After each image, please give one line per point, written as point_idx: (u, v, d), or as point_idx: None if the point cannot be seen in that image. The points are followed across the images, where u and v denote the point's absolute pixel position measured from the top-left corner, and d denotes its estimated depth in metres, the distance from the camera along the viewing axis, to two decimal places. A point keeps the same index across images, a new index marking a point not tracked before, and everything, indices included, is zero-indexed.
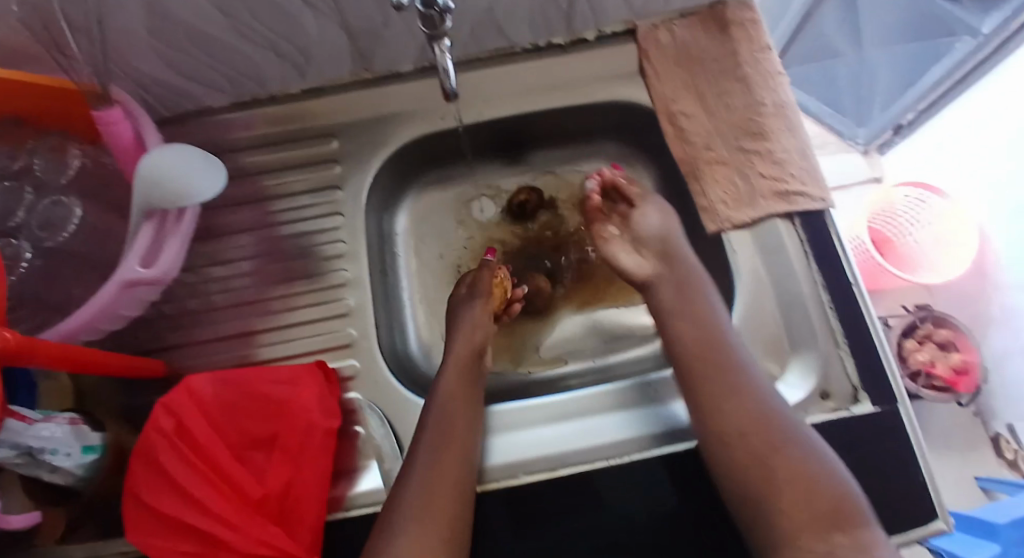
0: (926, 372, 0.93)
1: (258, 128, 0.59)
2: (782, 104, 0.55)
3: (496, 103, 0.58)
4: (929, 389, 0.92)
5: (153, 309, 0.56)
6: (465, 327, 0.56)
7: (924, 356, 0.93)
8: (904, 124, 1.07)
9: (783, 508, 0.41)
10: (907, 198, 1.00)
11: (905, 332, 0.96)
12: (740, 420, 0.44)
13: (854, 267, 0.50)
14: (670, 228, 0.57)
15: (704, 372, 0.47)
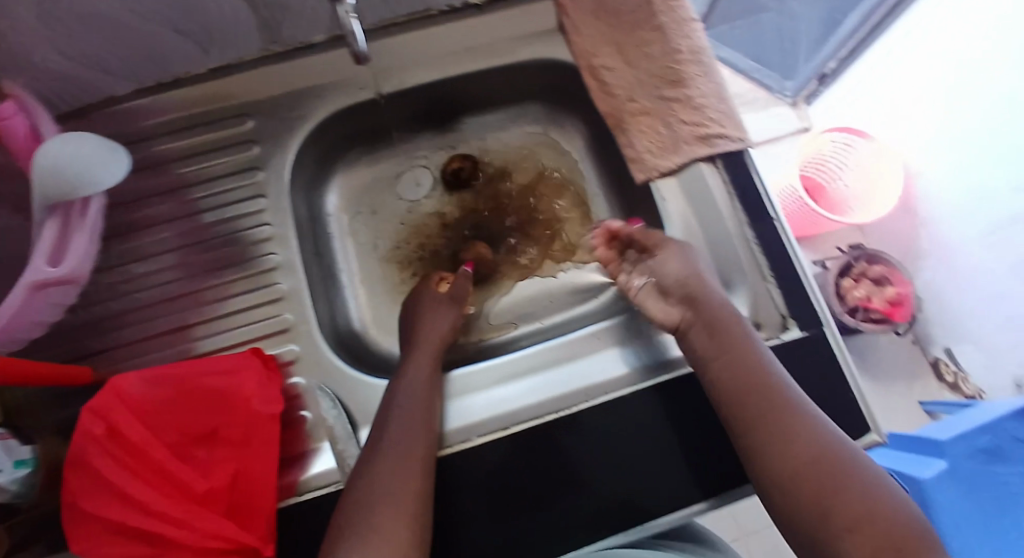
0: (864, 307, 0.98)
1: (167, 114, 0.56)
2: (697, 50, 0.55)
3: (415, 71, 0.56)
4: (867, 323, 0.97)
5: (75, 316, 0.53)
6: (420, 313, 0.57)
7: (860, 292, 0.98)
8: (828, 73, 1.11)
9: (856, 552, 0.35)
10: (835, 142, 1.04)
11: (843, 271, 1.01)
12: (794, 457, 0.39)
13: (777, 207, 0.51)
14: (695, 269, 0.50)
15: (749, 409, 0.42)
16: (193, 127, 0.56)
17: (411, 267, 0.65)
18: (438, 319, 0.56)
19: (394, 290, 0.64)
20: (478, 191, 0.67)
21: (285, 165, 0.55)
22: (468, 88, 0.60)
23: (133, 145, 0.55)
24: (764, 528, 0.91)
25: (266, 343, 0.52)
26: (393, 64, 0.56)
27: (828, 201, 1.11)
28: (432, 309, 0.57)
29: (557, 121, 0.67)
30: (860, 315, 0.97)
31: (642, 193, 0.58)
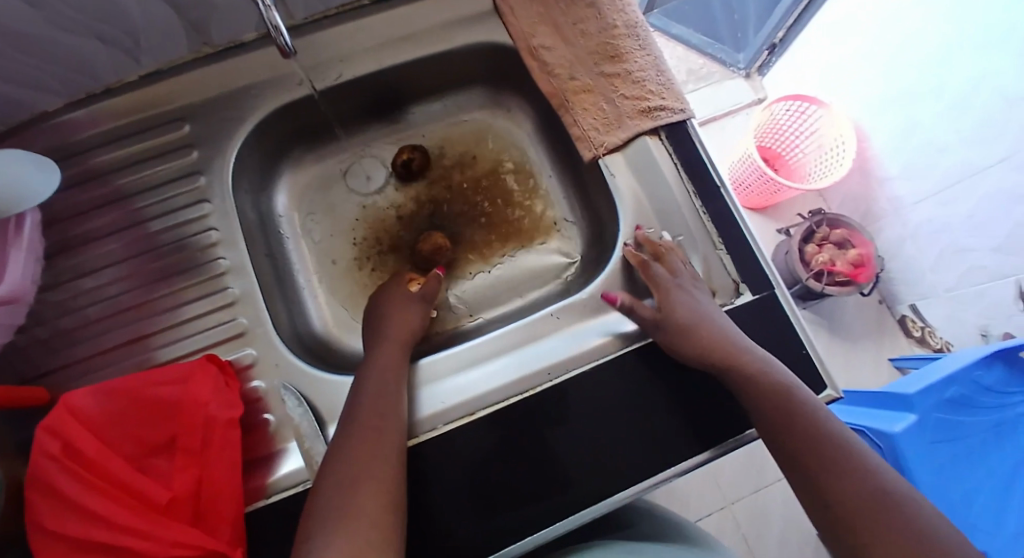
0: (829, 271, 0.98)
1: (101, 125, 0.55)
2: (632, 25, 0.57)
3: (352, 62, 0.56)
4: (833, 286, 0.98)
5: (25, 337, 0.52)
6: (381, 308, 0.57)
7: (824, 256, 0.99)
8: (777, 42, 1.15)
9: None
10: (785, 110, 1.06)
11: (806, 237, 1.03)
12: (846, 488, 0.39)
13: (719, 171, 0.53)
14: (705, 338, 0.46)
15: (806, 459, 0.41)
16: (130, 135, 0.55)
17: (369, 262, 0.64)
18: (400, 309, 0.56)
19: (353, 288, 0.63)
20: (432, 181, 0.67)
21: (227, 166, 0.54)
22: (409, 77, 0.60)
23: (70, 159, 0.54)
24: (748, 494, 0.93)
25: (221, 349, 0.51)
26: (329, 57, 0.56)
27: (787, 169, 1.15)
28: (395, 305, 0.57)
29: (503, 106, 0.67)
30: (826, 279, 0.98)
31: (591, 170, 0.58)
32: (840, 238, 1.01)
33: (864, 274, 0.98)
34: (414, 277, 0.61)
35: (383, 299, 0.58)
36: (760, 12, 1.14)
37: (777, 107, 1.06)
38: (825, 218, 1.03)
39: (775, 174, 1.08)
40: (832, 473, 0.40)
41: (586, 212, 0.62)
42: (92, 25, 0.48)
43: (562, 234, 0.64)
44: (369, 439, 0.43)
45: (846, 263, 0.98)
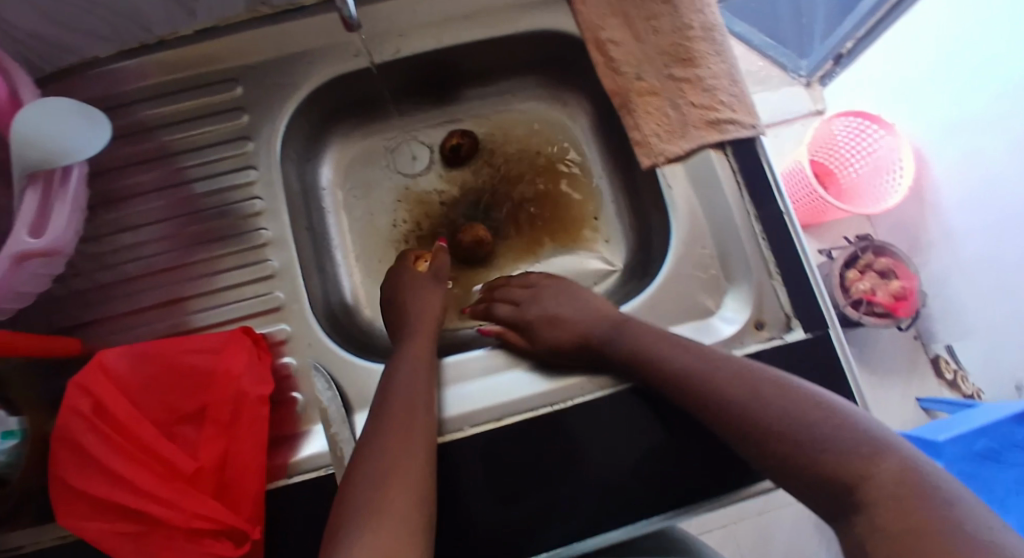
0: (868, 300, 0.96)
1: (151, 79, 0.53)
2: (709, 27, 0.53)
3: (412, 37, 0.53)
4: (869, 316, 0.96)
5: (60, 286, 0.51)
6: (411, 297, 0.55)
7: (865, 284, 0.96)
8: (845, 53, 1.07)
9: (809, 460, 0.35)
10: (845, 127, 1.01)
11: (849, 262, 0.99)
12: (727, 406, 0.40)
13: (784, 195, 0.50)
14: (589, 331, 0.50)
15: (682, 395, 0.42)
16: (181, 92, 0.53)
17: (406, 246, 0.63)
18: (427, 295, 0.56)
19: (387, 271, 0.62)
20: (478, 168, 0.65)
21: (276, 134, 0.53)
22: (464, 61, 0.57)
23: (118, 110, 0.53)
24: (752, 514, 0.92)
25: (255, 321, 0.51)
26: (388, 30, 0.53)
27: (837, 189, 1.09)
28: (421, 291, 0.56)
29: (560, 98, 0.64)
30: (864, 309, 0.96)
31: (646, 177, 0.55)
32: (885, 265, 0.97)
33: (907, 308, 0.95)
34: (420, 255, 0.61)
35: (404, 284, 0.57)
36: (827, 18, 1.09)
37: (838, 123, 1.00)
38: (874, 245, 0.99)
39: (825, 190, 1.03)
40: (719, 404, 0.40)
41: (635, 220, 0.60)
42: None
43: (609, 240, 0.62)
44: (396, 433, 0.42)
45: (886, 294, 0.96)
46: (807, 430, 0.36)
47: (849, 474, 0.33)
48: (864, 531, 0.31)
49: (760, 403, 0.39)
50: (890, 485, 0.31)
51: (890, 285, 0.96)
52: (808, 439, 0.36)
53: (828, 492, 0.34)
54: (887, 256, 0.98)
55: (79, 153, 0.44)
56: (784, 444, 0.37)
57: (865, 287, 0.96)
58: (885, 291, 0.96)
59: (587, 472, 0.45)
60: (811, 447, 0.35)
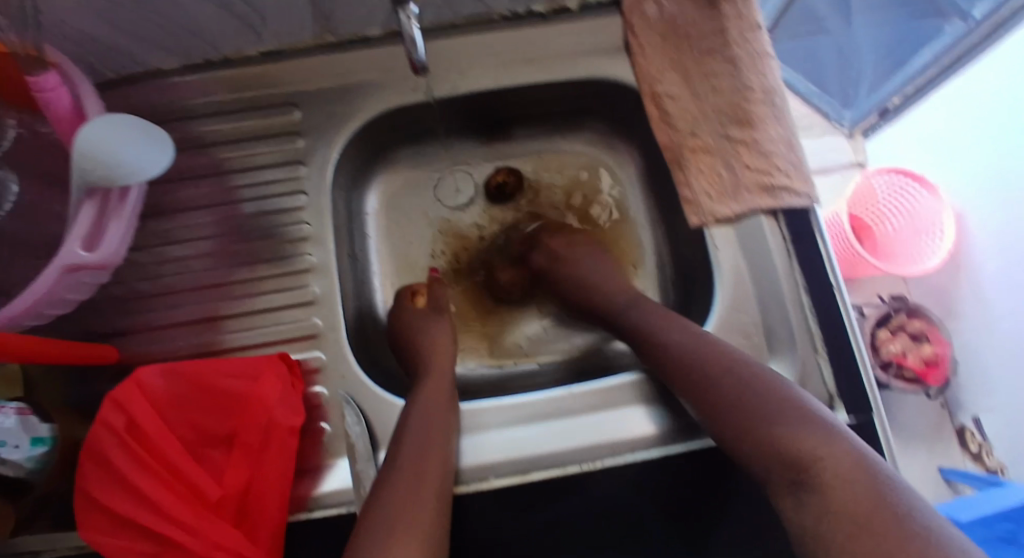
0: (898, 363, 0.94)
1: (212, 95, 0.54)
2: (770, 90, 0.52)
3: (470, 76, 0.54)
4: (898, 381, 0.94)
5: (102, 291, 0.52)
6: (437, 335, 0.56)
7: (896, 346, 0.94)
8: (891, 108, 1.05)
9: (767, 442, 0.37)
10: (885, 184, 0.99)
11: (880, 321, 0.97)
12: (699, 377, 0.43)
13: (835, 269, 0.49)
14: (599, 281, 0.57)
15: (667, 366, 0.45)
16: (239, 111, 0.54)
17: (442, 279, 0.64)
18: (440, 328, 0.57)
19: None
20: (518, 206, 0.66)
21: (330, 162, 0.54)
22: (515, 102, 0.58)
23: (175, 121, 0.54)
24: None
25: (291, 346, 0.51)
26: (448, 67, 0.54)
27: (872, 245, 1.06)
28: (439, 325, 0.57)
29: (609, 144, 0.64)
30: (893, 371, 0.94)
31: (692, 234, 0.55)
32: (918, 329, 0.95)
33: (938, 376, 0.94)
34: (417, 289, 0.61)
35: (406, 323, 0.58)
36: (878, 76, 1.02)
37: (878, 179, 0.99)
38: (908, 309, 0.97)
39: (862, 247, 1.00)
40: (691, 375, 0.43)
41: (675, 273, 0.59)
42: None
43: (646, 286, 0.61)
44: (419, 478, 0.42)
45: (918, 359, 0.94)
46: (771, 415, 0.38)
47: (805, 459, 0.35)
48: (816, 513, 0.33)
49: (733, 378, 0.41)
50: (841, 475, 0.33)
51: (922, 352, 0.94)
52: (779, 428, 0.37)
53: (778, 475, 0.36)
54: (920, 320, 0.96)
55: (136, 171, 0.44)
56: (745, 422, 0.39)
57: (896, 349, 0.94)
58: (917, 356, 0.94)
59: (587, 494, 0.45)
60: (770, 428, 0.37)
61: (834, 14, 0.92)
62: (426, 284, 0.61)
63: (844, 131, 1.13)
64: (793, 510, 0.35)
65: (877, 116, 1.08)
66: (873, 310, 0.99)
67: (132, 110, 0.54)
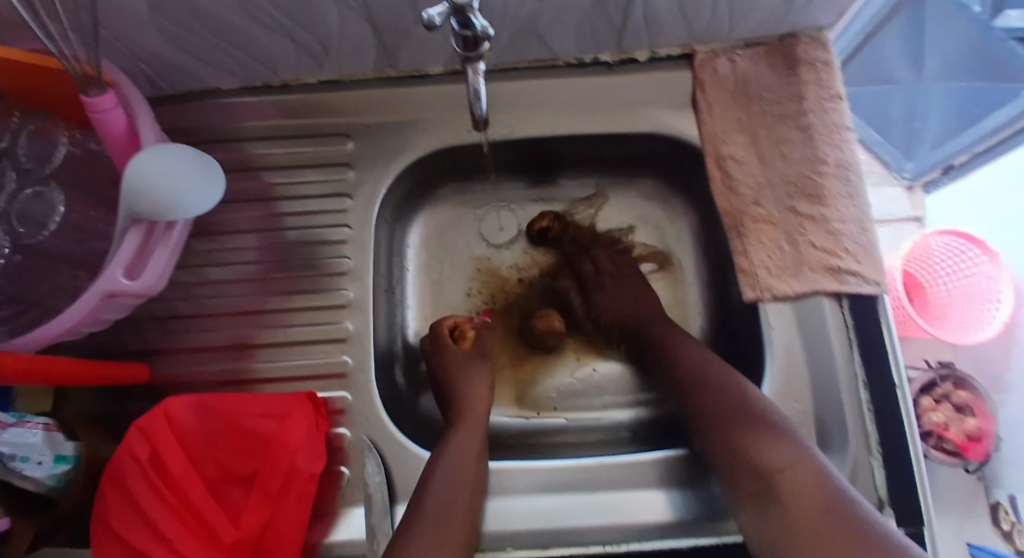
0: (938, 434, 0.82)
1: (271, 118, 0.55)
2: (845, 164, 0.50)
3: (526, 122, 0.54)
4: (935, 452, 0.82)
5: (140, 307, 0.52)
6: (476, 384, 0.53)
7: (939, 417, 0.82)
8: (956, 165, 0.88)
9: (747, 452, 0.41)
10: (943, 246, 0.83)
11: (922, 387, 0.84)
12: (713, 403, 0.45)
13: (898, 363, 0.46)
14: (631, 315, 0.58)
15: (680, 383, 0.49)
16: (297, 138, 0.55)
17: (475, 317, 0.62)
18: (480, 378, 0.54)
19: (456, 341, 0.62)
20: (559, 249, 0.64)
21: (377, 195, 0.54)
22: (571, 148, 0.57)
23: (230, 143, 0.55)
24: None
25: (318, 383, 0.50)
26: (505, 110, 0.53)
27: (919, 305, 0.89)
28: (475, 374, 0.54)
29: (664, 199, 0.61)
30: (930, 442, 0.82)
31: (743, 305, 0.52)
32: (962, 400, 0.82)
33: (980, 454, 0.81)
34: (457, 327, 0.57)
35: (445, 368, 0.54)
36: (946, 130, 0.86)
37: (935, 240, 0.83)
38: (953, 377, 0.84)
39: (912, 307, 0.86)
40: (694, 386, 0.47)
41: (718, 340, 0.57)
42: (287, 27, 0.45)
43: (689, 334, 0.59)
44: (431, 545, 0.40)
45: (960, 434, 0.81)
46: (754, 425, 0.42)
47: (778, 479, 0.38)
48: (776, 522, 0.37)
49: (726, 383, 0.46)
50: (797, 488, 0.37)
51: (965, 425, 0.81)
52: (753, 445, 0.41)
53: (753, 492, 0.39)
54: (965, 390, 0.83)
55: (184, 202, 0.42)
56: (733, 434, 0.43)
57: (939, 420, 0.82)
58: (960, 430, 0.81)
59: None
60: (751, 441, 0.41)
61: (905, 61, 0.81)
62: (469, 323, 0.58)
63: (906, 185, 0.96)
64: (756, 517, 0.39)
65: (940, 173, 0.91)
66: (916, 373, 0.85)
67: (188, 130, 0.54)
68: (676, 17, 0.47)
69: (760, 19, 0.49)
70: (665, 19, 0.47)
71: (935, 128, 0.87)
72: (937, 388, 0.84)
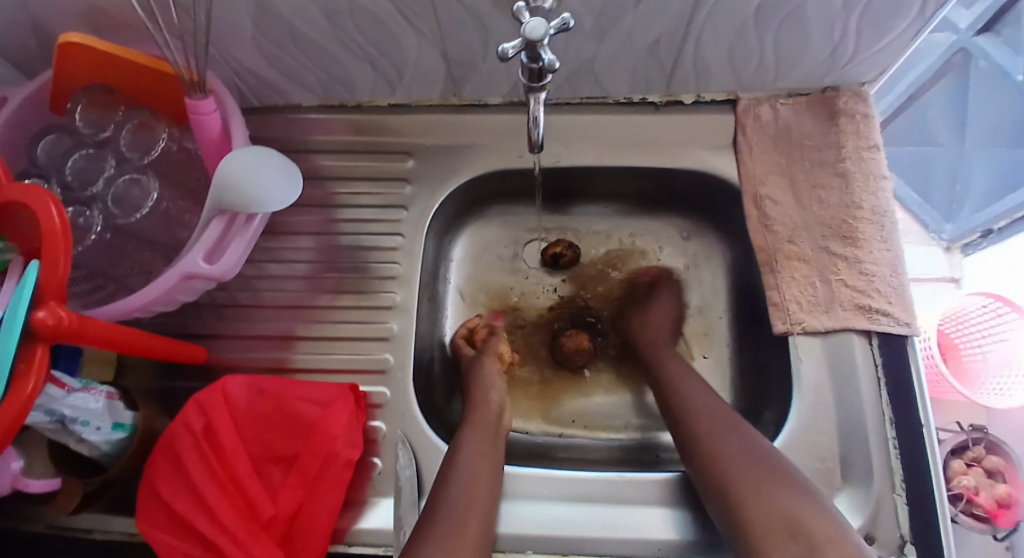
0: (968, 498, 0.78)
1: (340, 134, 0.60)
2: (880, 211, 0.52)
3: (574, 151, 0.58)
4: (963, 517, 0.78)
5: (206, 294, 0.57)
6: (485, 386, 0.54)
7: (970, 481, 0.78)
8: (995, 229, 0.84)
9: (780, 508, 0.39)
10: (977, 307, 0.81)
11: (952, 449, 0.81)
12: (736, 455, 0.43)
13: (925, 404, 0.46)
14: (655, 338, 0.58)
15: (693, 429, 0.47)
16: (362, 153, 0.60)
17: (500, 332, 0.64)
18: (495, 384, 0.54)
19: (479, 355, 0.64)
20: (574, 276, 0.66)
21: (430, 208, 0.59)
22: (612, 181, 0.60)
23: (302, 153, 0.60)
24: None
25: (360, 377, 0.53)
26: (556, 139, 0.58)
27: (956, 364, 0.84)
28: (488, 378, 0.55)
29: (703, 235, 0.64)
30: (958, 506, 0.78)
31: (774, 338, 0.53)
32: (993, 463, 0.79)
33: (1009, 521, 0.77)
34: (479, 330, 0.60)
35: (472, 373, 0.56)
36: (989, 193, 0.83)
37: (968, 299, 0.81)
38: (985, 439, 0.80)
39: (948, 364, 0.84)
40: (709, 435, 0.46)
41: (746, 373, 0.58)
42: (369, 53, 0.50)
43: (716, 361, 0.60)
44: (455, 537, 0.41)
45: (991, 498, 0.78)
46: (786, 485, 0.40)
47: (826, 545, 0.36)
48: None
49: (746, 438, 0.44)
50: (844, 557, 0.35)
51: (996, 490, 0.78)
52: (774, 495, 0.40)
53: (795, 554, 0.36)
54: (995, 452, 0.79)
55: (264, 199, 0.46)
56: (759, 487, 0.40)
57: (970, 484, 0.78)
58: (991, 494, 0.78)
59: None
60: (785, 499, 0.39)
61: (945, 119, 0.83)
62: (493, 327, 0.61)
63: (943, 247, 0.93)
64: None
65: (981, 237, 0.88)
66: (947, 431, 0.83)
67: (265, 138, 0.59)
68: (722, 64, 0.51)
69: (802, 71, 0.53)
70: (714, 64, 0.51)
71: (979, 189, 0.85)
72: (968, 448, 0.81)
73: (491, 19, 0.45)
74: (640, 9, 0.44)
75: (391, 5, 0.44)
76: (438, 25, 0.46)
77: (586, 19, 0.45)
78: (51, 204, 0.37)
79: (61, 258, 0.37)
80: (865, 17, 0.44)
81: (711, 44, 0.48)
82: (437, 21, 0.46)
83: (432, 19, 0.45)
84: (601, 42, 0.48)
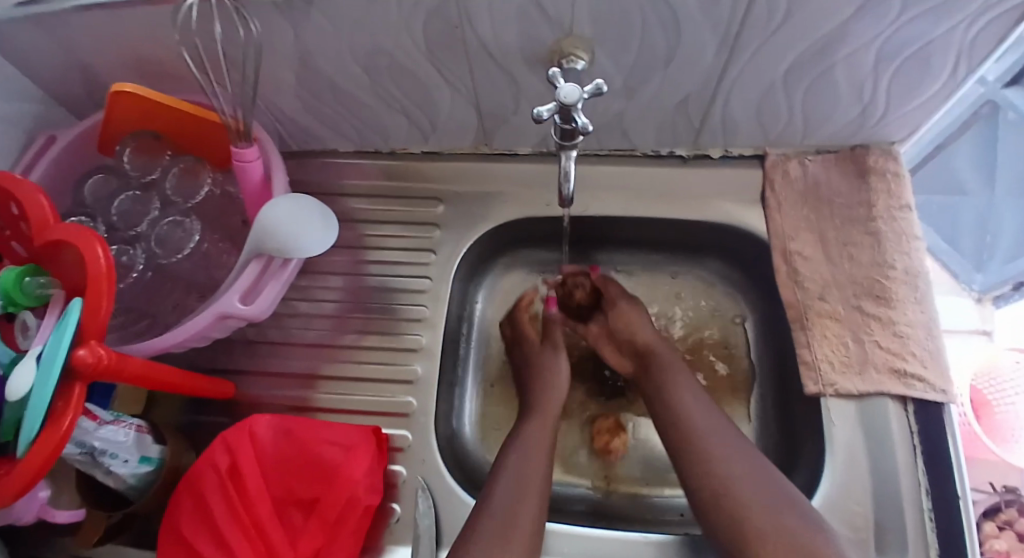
0: None
1: (374, 180, 0.62)
2: (913, 272, 0.51)
3: (602, 200, 0.59)
4: None
5: (238, 330, 0.58)
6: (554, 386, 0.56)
7: (1002, 544, 0.74)
8: None
9: (746, 517, 0.41)
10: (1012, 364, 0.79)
11: (983, 511, 0.78)
12: (713, 459, 0.45)
13: (963, 474, 0.45)
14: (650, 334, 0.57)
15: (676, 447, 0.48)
16: (394, 198, 0.62)
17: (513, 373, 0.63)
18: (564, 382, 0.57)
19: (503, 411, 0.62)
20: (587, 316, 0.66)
21: (457, 253, 0.60)
22: (636, 230, 0.61)
23: (335, 197, 0.62)
24: None
25: (383, 420, 0.53)
26: (585, 188, 0.59)
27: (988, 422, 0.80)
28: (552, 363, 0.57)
29: (730, 286, 0.64)
30: None
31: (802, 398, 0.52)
32: None
33: None
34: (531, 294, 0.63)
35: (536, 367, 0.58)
36: (1018, 246, 0.82)
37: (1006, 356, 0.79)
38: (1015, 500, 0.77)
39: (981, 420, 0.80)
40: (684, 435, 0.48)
41: (774, 430, 0.57)
42: (405, 106, 0.52)
43: (743, 416, 0.59)
44: None
45: None
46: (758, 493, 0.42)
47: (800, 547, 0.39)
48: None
49: (719, 439, 0.47)
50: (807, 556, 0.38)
51: None
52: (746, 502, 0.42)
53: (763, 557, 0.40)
54: None
55: (301, 244, 0.47)
56: (729, 496, 0.43)
57: (1000, 547, 0.75)
58: None
59: None
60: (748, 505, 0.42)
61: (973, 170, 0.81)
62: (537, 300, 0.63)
63: (974, 296, 0.92)
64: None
65: (1011, 288, 0.86)
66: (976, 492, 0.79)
67: (302, 180, 0.62)
68: (749, 122, 0.52)
69: (831, 130, 0.53)
70: (741, 123, 0.52)
71: (1009, 242, 0.83)
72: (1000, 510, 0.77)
73: (524, 79, 0.47)
74: (669, 70, 0.45)
75: (430, 65, 0.46)
76: (474, 83, 0.48)
77: (617, 78, 0.47)
78: (95, 244, 0.38)
79: (104, 301, 0.37)
80: (894, 79, 0.44)
81: (739, 103, 0.49)
82: (473, 79, 0.48)
83: (469, 77, 0.47)
84: (631, 98, 0.49)
